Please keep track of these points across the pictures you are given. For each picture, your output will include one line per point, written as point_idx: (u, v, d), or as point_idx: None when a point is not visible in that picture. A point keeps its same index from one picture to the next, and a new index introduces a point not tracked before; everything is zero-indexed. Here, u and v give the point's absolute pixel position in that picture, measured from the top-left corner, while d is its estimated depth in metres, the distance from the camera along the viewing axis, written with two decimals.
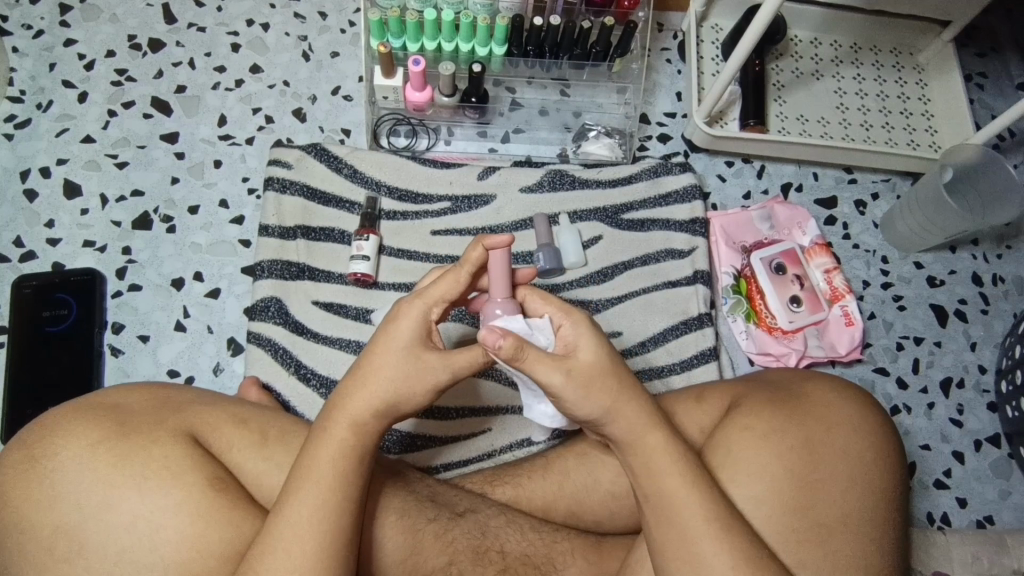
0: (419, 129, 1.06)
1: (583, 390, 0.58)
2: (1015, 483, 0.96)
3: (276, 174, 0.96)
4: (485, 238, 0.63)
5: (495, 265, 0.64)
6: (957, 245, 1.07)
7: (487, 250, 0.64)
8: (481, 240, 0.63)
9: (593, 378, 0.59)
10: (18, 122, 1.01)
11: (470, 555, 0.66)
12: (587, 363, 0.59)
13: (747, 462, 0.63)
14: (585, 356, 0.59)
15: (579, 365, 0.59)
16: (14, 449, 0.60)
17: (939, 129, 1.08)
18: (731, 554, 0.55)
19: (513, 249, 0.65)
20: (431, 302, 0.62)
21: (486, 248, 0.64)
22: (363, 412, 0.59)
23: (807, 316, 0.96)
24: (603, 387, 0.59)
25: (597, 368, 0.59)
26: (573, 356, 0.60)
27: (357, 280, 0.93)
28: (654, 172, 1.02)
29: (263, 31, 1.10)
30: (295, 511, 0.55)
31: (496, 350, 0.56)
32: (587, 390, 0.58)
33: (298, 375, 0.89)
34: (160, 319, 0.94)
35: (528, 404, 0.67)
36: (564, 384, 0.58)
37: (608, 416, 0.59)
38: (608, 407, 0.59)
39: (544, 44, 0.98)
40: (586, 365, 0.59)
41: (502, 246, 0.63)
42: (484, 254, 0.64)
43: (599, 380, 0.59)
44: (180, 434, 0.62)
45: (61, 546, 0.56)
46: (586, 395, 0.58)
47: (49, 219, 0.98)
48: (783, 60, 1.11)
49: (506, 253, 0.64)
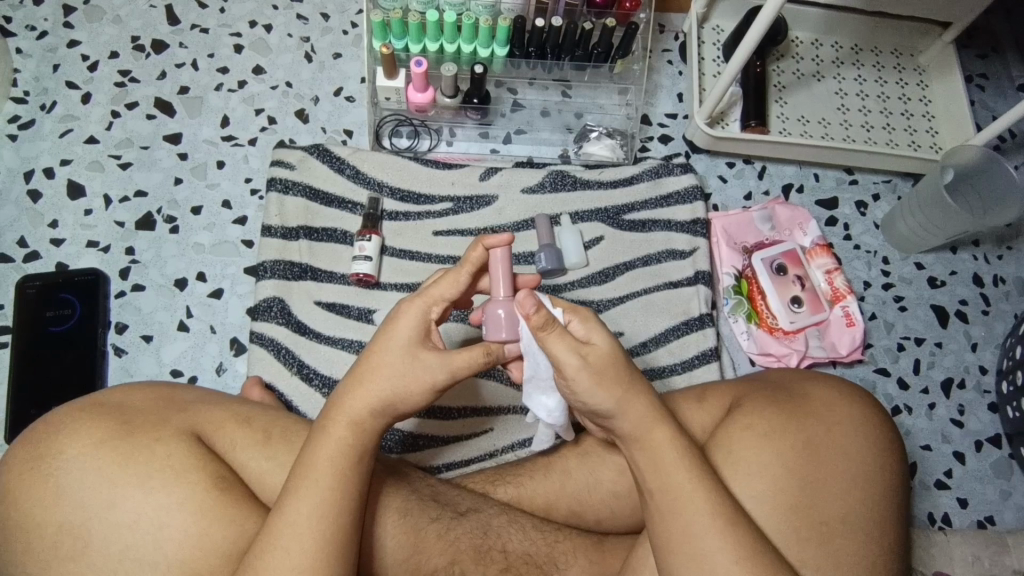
0: (422, 130, 1.06)
1: (595, 379, 0.59)
2: (1016, 484, 0.96)
3: (278, 175, 0.96)
4: (485, 237, 0.65)
5: (495, 263, 0.66)
6: (958, 246, 1.07)
7: (487, 250, 0.65)
8: (481, 240, 0.65)
9: (606, 367, 0.59)
10: (22, 123, 1.02)
11: (473, 554, 0.66)
12: (602, 351, 0.60)
13: (749, 461, 0.63)
14: (600, 345, 0.60)
15: (595, 351, 0.60)
16: (19, 449, 0.60)
17: (940, 130, 1.08)
18: (736, 549, 0.55)
19: (512, 247, 0.66)
20: (432, 301, 0.63)
21: (486, 247, 0.65)
22: (362, 411, 0.60)
23: (808, 316, 0.97)
24: (615, 376, 0.59)
25: (610, 357, 0.60)
26: (588, 343, 0.60)
27: (359, 280, 0.93)
28: (656, 173, 1.02)
29: (266, 32, 1.10)
30: (296, 508, 0.55)
31: (529, 316, 0.59)
32: (600, 378, 0.59)
33: (300, 374, 0.89)
34: (163, 318, 0.95)
35: (528, 394, 0.66)
36: (579, 368, 0.59)
37: (616, 410, 0.60)
38: (618, 399, 0.59)
39: (546, 45, 0.99)
40: (599, 353, 0.60)
41: (501, 244, 0.65)
42: (484, 253, 0.65)
43: (613, 369, 0.59)
44: (184, 433, 0.62)
45: (66, 544, 0.57)
46: (598, 383, 0.59)
47: (53, 219, 0.98)
48: (784, 61, 1.11)
49: (506, 252, 0.66)
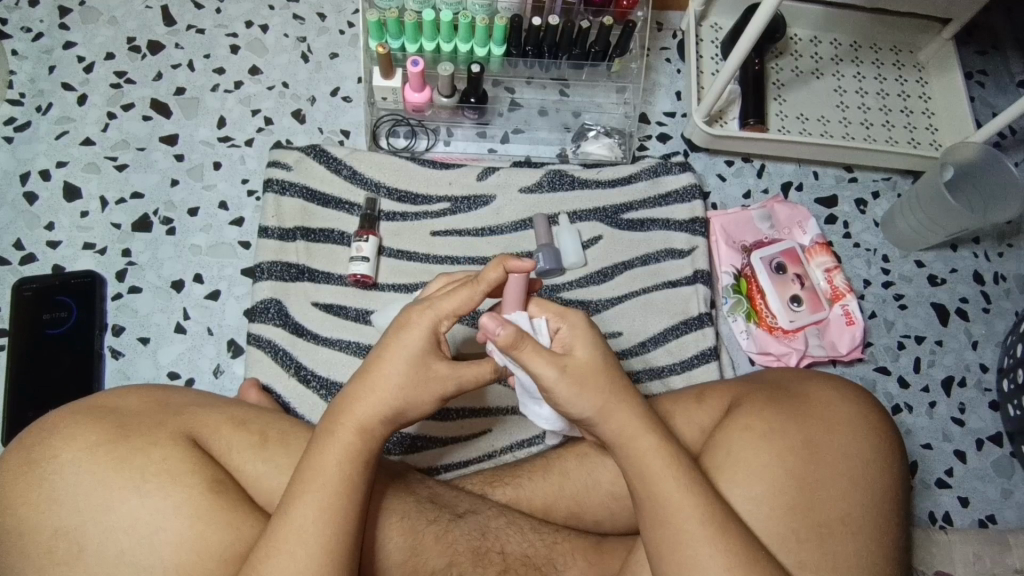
0: (419, 129, 1.06)
1: (575, 386, 0.58)
2: (1018, 482, 0.95)
3: (275, 175, 0.96)
4: (507, 260, 0.62)
5: (511, 286, 0.63)
6: (959, 243, 1.07)
7: (507, 272, 0.62)
8: (503, 261, 0.62)
9: (586, 376, 0.59)
10: (18, 125, 1.02)
11: (471, 555, 0.66)
12: (583, 361, 0.60)
13: (746, 464, 0.63)
14: (581, 354, 0.60)
15: (575, 362, 0.59)
16: (13, 453, 0.60)
17: (940, 128, 1.08)
18: (728, 557, 0.55)
19: (532, 275, 0.64)
20: (442, 315, 0.62)
21: (507, 269, 0.62)
22: (372, 418, 0.59)
23: (807, 316, 0.96)
24: (597, 385, 0.59)
25: (590, 367, 0.60)
26: (569, 354, 0.60)
27: (356, 280, 0.93)
28: (654, 172, 1.01)
29: (263, 33, 1.10)
30: (301, 513, 0.55)
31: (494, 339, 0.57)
32: (581, 386, 0.59)
33: (298, 376, 0.89)
34: (161, 320, 0.94)
35: (524, 403, 0.67)
36: (558, 379, 0.58)
37: (598, 419, 0.59)
38: (599, 408, 0.59)
39: (544, 44, 0.98)
40: (580, 363, 0.60)
41: (523, 270, 0.62)
42: (503, 273, 0.62)
43: (593, 379, 0.59)
44: (180, 436, 0.62)
45: (61, 548, 0.56)
46: (580, 392, 0.59)
47: (50, 221, 0.98)
48: (783, 59, 1.10)
49: (525, 278, 0.63)
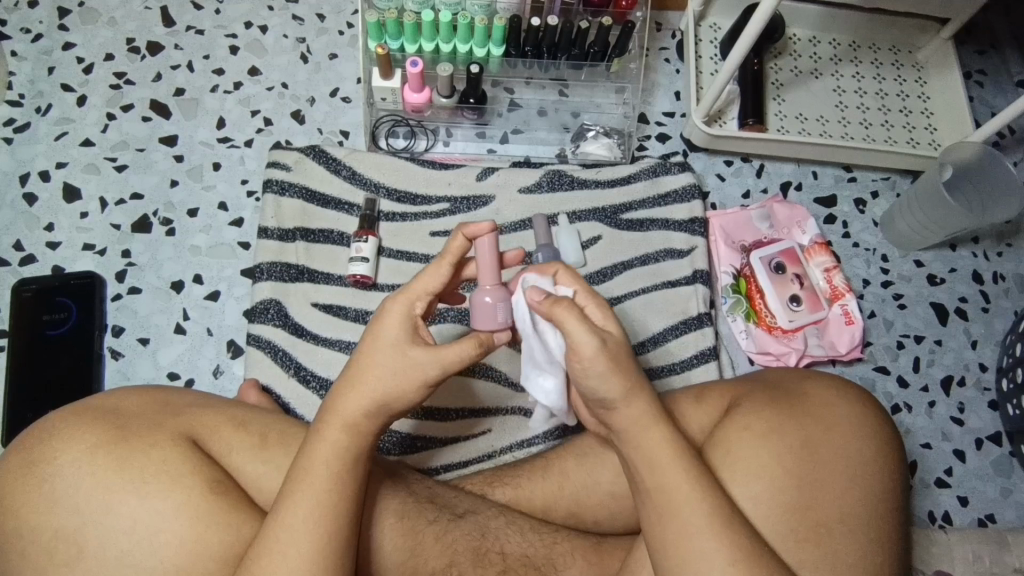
0: (418, 130, 1.06)
1: (609, 363, 0.57)
2: (1017, 481, 0.96)
3: (275, 176, 0.96)
4: (466, 226, 0.64)
5: (483, 251, 0.65)
6: (958, 243, 1.07)
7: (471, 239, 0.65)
8: (463, 229, 0.64)
9: (620, 353, 0.59)
10: (17, 126, 1.02)
11: (470, 555, 0.66)
12: (616, 340, 0.60)
13: (748, 462, 0.63)
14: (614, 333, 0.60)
15: (611, 339, 0.59)
16: (11, 455, 0.60)
17: (939, 127, 1.08)
18: (731, 552, 0.55)
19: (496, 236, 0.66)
20: (415, 297, 0.62)
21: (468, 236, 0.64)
22: (356, 413, 0.59)
23: (807, 315, 0.96)
24: (628, 363, 0.59)
25: (620, 345, 0.60)
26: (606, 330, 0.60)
27: (356, 281, 0.93)
28: (653, 172, 1.02)
29: (262, 33, 1.10)
30: (294, 512, 0.55)
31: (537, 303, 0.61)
32: (615, 363, 0.58)
33: (298, 376, 0.89)
34: (160, 321, 0.94)
35: (528, 376, 0.67)
36: (596, 352, 0.57)
37: (616, 405, 0.59)
38: (617, 394, 0.58)
39: (542, 44, 0.98)
40: (617, 341, 0.60)
41: (484, 233, 0.65)
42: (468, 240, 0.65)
43: (623, 358, 0.59)
44: (179, 436, 0.62)
45: (62, 550, 0.56)
46: (611, 371, 0.58)
47: (49, 222, 0.98)
48: (782, 59, 1.10)
49: (490, 239, 0.65)
